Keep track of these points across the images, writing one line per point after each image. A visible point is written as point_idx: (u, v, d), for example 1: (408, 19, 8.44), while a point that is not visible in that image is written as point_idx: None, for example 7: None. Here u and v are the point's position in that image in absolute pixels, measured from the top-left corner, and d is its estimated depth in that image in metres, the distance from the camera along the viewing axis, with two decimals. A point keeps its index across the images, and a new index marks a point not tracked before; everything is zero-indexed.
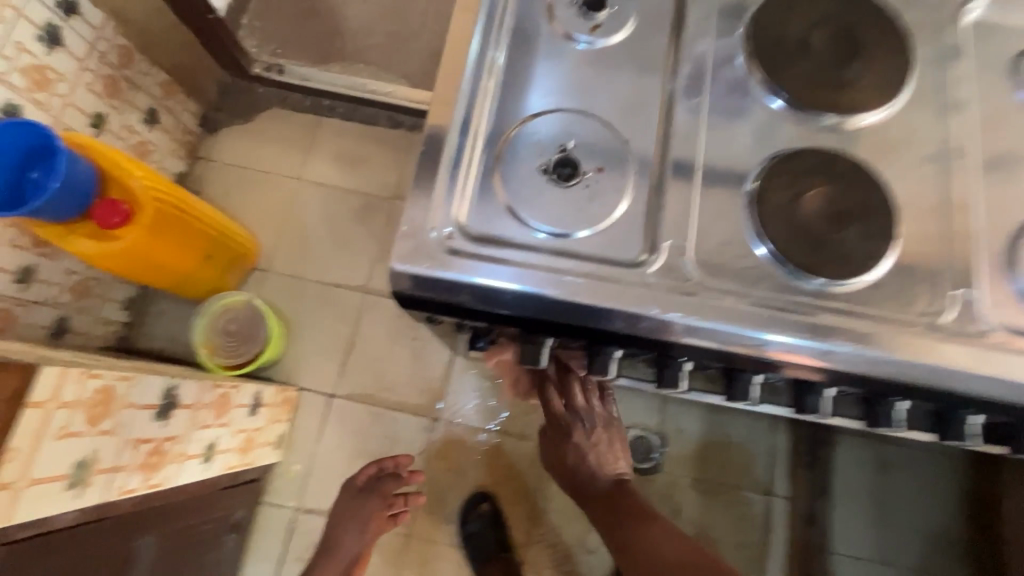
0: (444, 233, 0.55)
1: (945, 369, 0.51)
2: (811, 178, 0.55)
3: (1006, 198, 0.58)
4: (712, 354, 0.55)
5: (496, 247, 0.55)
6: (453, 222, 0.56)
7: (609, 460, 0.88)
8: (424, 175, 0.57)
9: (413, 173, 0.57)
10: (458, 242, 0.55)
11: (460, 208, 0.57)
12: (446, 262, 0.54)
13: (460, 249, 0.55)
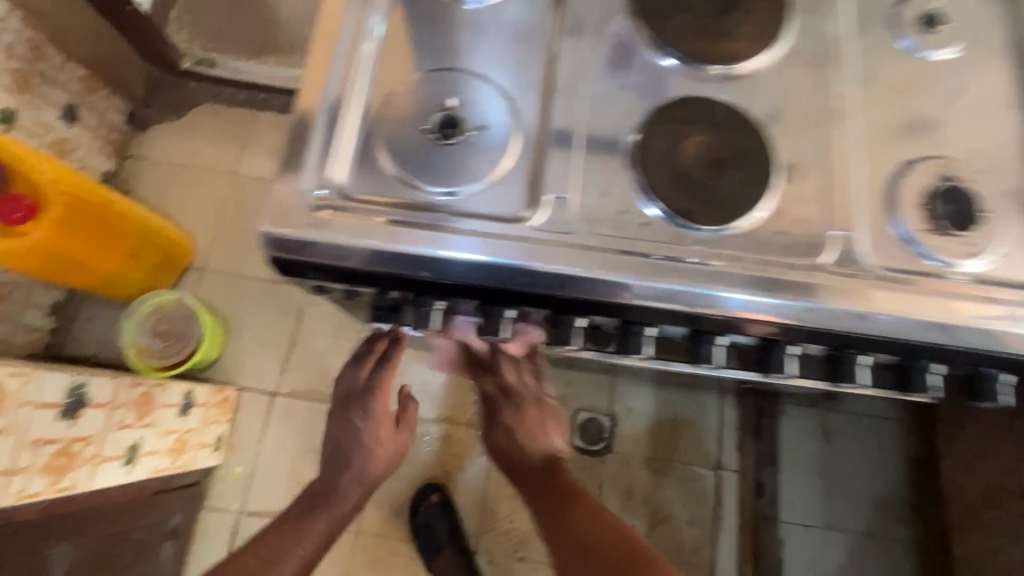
0: (319, 195, 0.53)
1: (824, 309, 0.51)
2: (693, 127, 0.55)
3: (884, 141, 0.59)
4: (598, 308, 0.53)
5: (373, 208, 0.54)
6: (329, 184, 0.54)
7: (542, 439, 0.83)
8: (299, 138, 0.55)
9: (288, 137, 0.55)
10: (332, 203, 0.53)
11: (338, 170, 0.55)
12: (321, 222, 0.52)
13: (334, 210, 0.53)
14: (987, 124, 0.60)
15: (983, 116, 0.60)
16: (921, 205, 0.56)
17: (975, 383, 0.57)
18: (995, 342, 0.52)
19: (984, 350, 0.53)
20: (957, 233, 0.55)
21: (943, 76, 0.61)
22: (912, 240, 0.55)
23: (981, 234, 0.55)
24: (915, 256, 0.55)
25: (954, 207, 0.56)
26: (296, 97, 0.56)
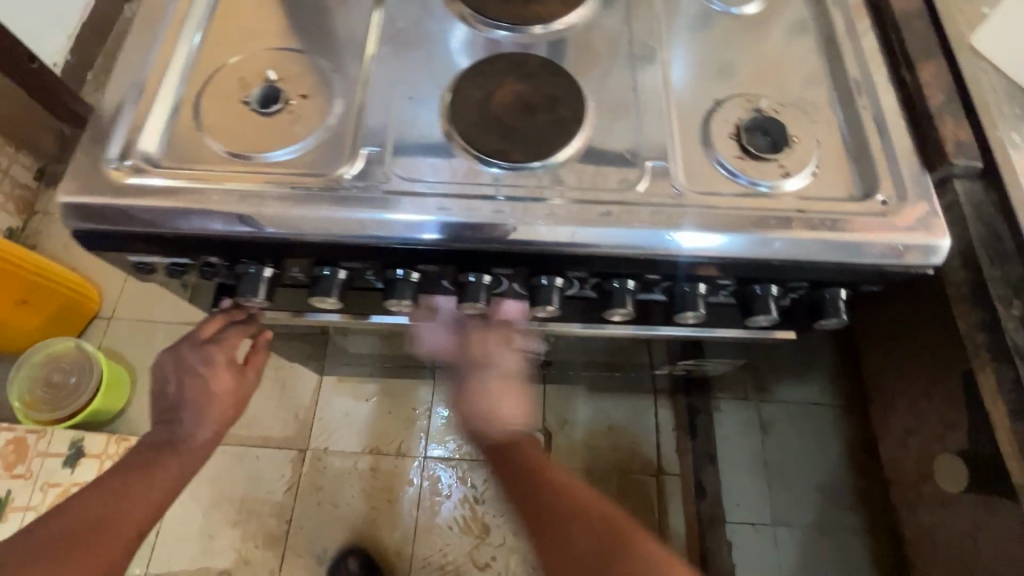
0: (120, 164, 0.53)
1: (636, 230, 0.52)
2: (503, 77, 0.57)
3: (696, 85, 0.61)
4: (418, 251, 0.53)
5: (183, 174, 0.53)
6: (136, 156, 0.53)
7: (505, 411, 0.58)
8: (111, 118, 0.55)
9: (99, 116, 0.55)
10: (138, 172, 0.53)
11: (149, 143, 0.54)
12: (120, 188, 0.51)
13: (138, 178, 0.52)
14: (793, 62, 0.63)
15: (792, 56, 0.63)
16: (735, 136, 0.58)
17: (818, 304, 0.56)
18: (813, 253, 0.52)
19: (805, 262, 0.53)
20: (772, 157, 0.57)
21: (750, 26, 0.65)
22: (736, 173, 0.56)
23: (792, 157, 0.57)
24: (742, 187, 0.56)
25: (768, 136, 0.58)
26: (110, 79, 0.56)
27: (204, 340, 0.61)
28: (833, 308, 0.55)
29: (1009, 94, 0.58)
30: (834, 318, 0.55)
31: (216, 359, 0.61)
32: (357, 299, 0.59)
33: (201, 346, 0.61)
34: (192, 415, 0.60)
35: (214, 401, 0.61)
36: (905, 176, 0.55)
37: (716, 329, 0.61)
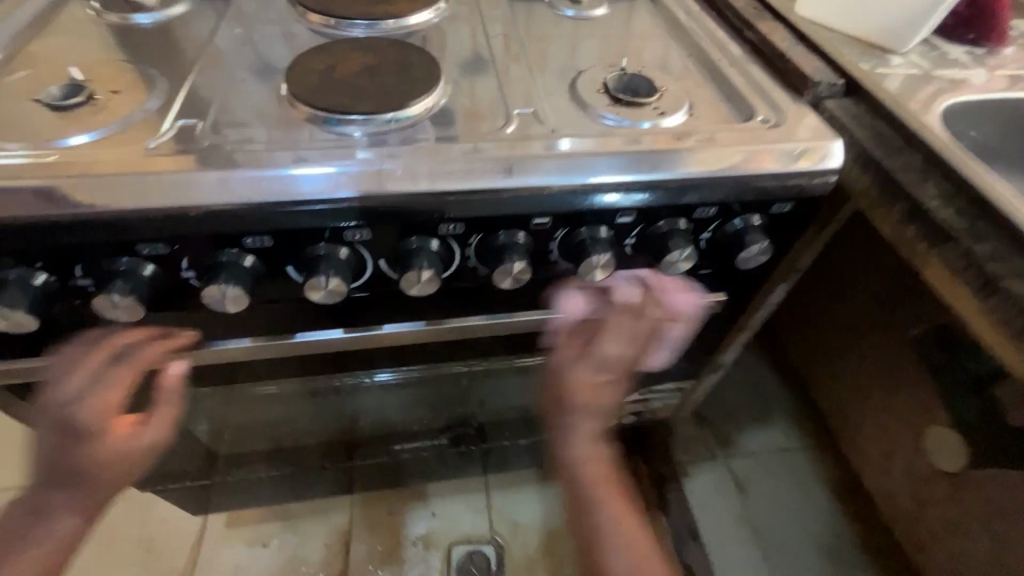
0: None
1: (509, 165, 0.44)
2: (347, 52, 0.52)
3: (554, 60, 0.60)
4: (240, 220, 0.41)
5: None
6: None
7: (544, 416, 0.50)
8: None
9: None
10: None
11: None
12: None
13: None
14: (644, 41, 0.64)
15: (641, 38, 0.65)
16: (604, 92, 0.56)
17: (735, 237, 0.49)
18: (711, 167, 0.46)
19: (708, 179, 0.46)
20: (645, 103, 0.54)
21: (597, 23, 0.68)
22: (619, 119, 0.52)
23: (663, 101, 0.55)
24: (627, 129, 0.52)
25: (636, 86, 0.56)
26: None
27: (76, 394, 0.44)
28: (752, 235, 0.49)
29: (844, 40, 0.62)
30: (755, 246, 0.48)
31: (99, 421, 0.44)
32: (174, 304, 0.46)
33: (84, 395, 0.44)
34: (55, 500, 0.44)
35: (88, 480, 0.44)
36: (776, 99, 0.53)
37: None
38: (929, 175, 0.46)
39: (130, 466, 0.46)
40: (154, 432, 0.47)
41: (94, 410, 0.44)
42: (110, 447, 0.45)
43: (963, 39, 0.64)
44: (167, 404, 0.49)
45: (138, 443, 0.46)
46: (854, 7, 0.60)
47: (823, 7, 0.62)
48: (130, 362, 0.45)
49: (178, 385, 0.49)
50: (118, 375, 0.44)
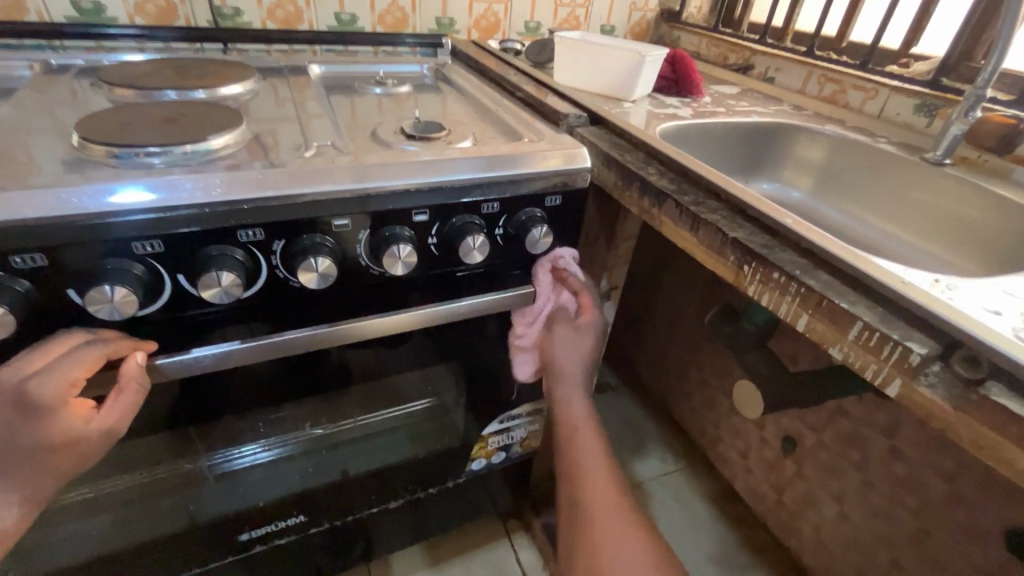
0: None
1: (305, 174, 0.49)
2: (151, 110, 0.57)
3: (360, 118, 0.70)
4: (6, 236, 0.41)
5: None
6: None
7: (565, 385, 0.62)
8: None
9: None
10: None
11: None
12: None
13: None
14: (438, 105, 0.78)
15: (436, 104, 0.79)
16: (401, 133, 0.65)
17: (519, 227, 0.58)
18: (486, 170, 0.55)
19: (485, 179, 0.55)
20: (434, 134, 0.65)
21: (400, 97, 0.81)
22: (411, 146, 0.62)
23: (450, 136, 0.66)
24: (417, 150, 0.61)
25: (427, 125, 0.67)
26: None
27: (35, 372, 0.42)
28: (531, 224, 0.58)
29: (591, 95, 0.80)
30: (535, 230, 0.58)
31: (58, 399, 0.42)
32: None
33: (47, 373, 0.42)
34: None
35: (35, 464, 0.43)
36: (537, 126, 0.67)
37: (448, 301, 0.61)
38: (649, 162, 0.60)
39: (85, 451, 0.45)
40: (110, 418, 0.46)
41: (57, 386, 0.42)
42: (65, 427, 0.43)
43: (677, 94, 0.87)
44: (130, 391, 0.47)
45: (92, 428, 0.45)
46: (590, 73, 0.81)
47: (565, 72, 0.83)
48: (103, 349, 0.45)
49: (142, 373, 0.48)
50: (88, 355, 0.44)
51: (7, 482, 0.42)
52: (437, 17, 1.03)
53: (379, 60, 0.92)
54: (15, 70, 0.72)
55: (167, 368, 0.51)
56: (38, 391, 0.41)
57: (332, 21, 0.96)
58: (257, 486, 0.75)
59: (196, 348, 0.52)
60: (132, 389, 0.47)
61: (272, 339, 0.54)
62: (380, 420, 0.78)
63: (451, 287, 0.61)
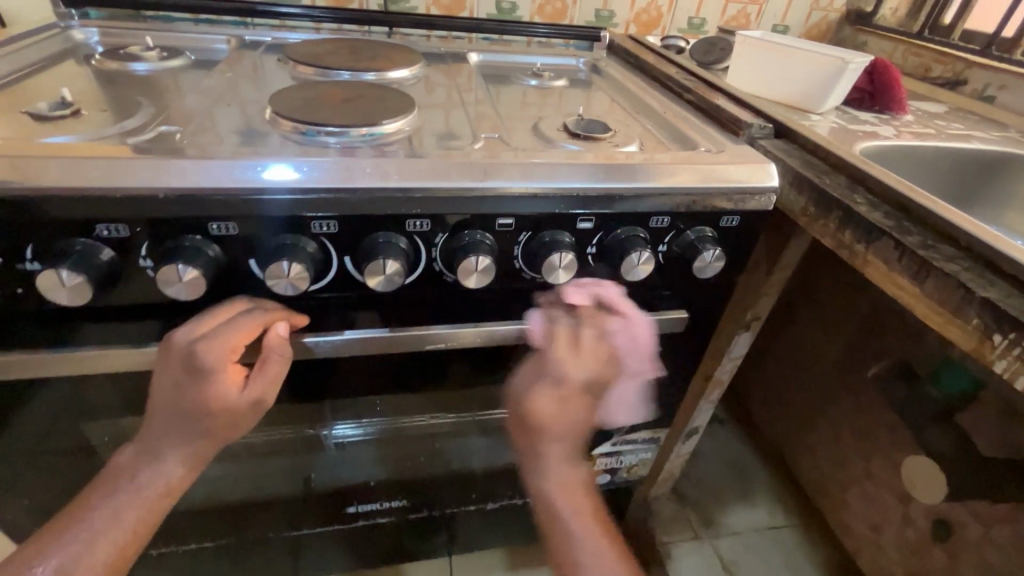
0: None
1: (480, 168, 0.47)
2: (331, 88, 0.59)
3: (519, 111, 0.68)
4: (208, 203, 0.42)
5: None
6: None
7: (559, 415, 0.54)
8: None
9: None
10: None
11: None
12: None
13: None
14: (597, 103, 0.74)
15: (595, 102, 0.74)
16: (563, 130, 0.62)
17: (686, 245, 0.53)
18: (663, 180, 0.50)
19: (661, 190, 0.50)
20: (598, 135, 0.60)
21: (557, 91, 0.78)
22: (574, 145, 0.58)
23: (615, 137, 0.61)
24: (583, 149, 0.57)
25: (591, 123, 0.63)
26: None
27: (202, 336, 0.45)
28: (700, 243, 0.52)
29: (771, 104, 0.71)
30: (705, 250, 0.52)
31: (219, 363, 0.46)
32: (137, 290, 0.46)
33: (212, 337, 0.45)
34: (166, 436, 0.47)
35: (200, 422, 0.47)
36: (714, 135, 0.60)
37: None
38: (854, 188, 0.51)
39: (237, 416, 0.48)
40: (257, 387, 0.48)
41: (217, 352, 0.45)
42: (223, 393, 0.47)
43: (871, 110, 0.75)
44: (276, 361, 0.49)
45: (242, 395, 0.48)
46: (772, 78, 0.72)
47: (741, 75, 0.74)
48: (259, 317, 0.47)
49: (285, 344, 0.49)
50: (246, 325, 0.46)
51: (180, 438, 0.47)
52: (597, 9, 0.98)
53: (535, 51, 0.89)
54: (215, 43, 0.78)
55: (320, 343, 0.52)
56: (205, 354, 0.45)
57: (493, 10, 0.95)
58: (355, 465, 0.75)
59: (349, 330, 0.53)
60: (278, 359, 0.49)
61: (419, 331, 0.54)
62: (485, 420, 0.74)
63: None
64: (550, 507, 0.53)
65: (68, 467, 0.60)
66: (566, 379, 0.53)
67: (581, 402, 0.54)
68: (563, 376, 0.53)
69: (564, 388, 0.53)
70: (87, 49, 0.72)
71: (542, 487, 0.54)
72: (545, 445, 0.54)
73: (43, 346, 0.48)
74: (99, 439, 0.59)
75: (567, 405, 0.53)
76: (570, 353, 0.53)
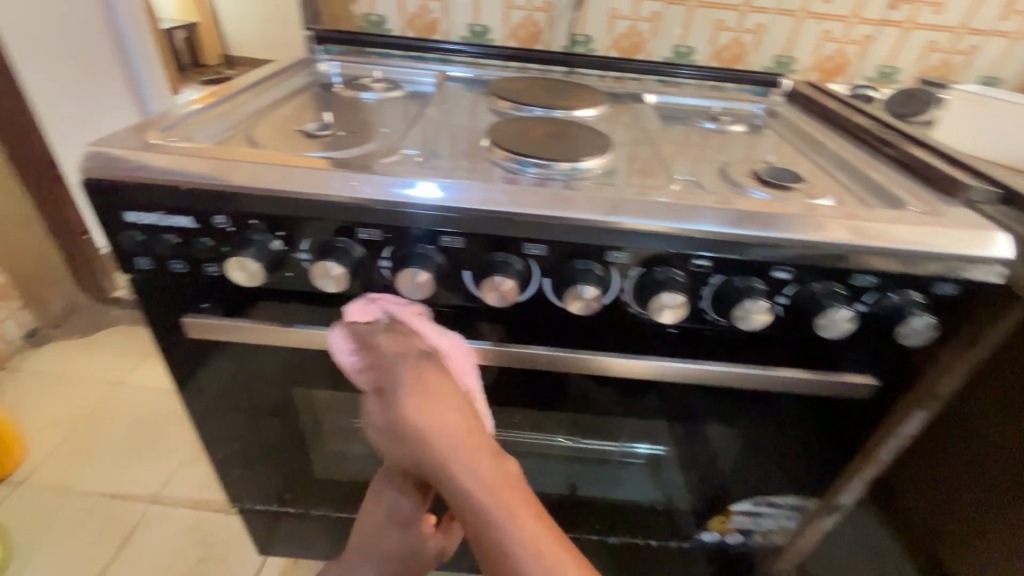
0: (164, 134, 0.55)
1: (686, 210, 0.48)
2: (535, 124, 0.65)
3: (701, 156, 0.69)
4: (444, 219, 0.48)
5: (226, 147, 0.55)
6: (184, 137, 0.56)
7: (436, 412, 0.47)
8: (183, 119, 0.60)
9: (172, 116, 0.60)
10: (185, 141, 0.55)
11: (197, 132, 0.59)
12: (156, 145, 0.51)
13: (182, 143, 0.53)
14: (778, 154, 0.73)
15: (775, 153, 0.74)
16: (751, 177, 0.62)
17: (890, 308, 0.50)
18: (875, 239, 0.48)
19: (869, 249, 0.48)
20: (794, 185, 0.60)
21: (734, 138, 0.78)
22: (767, 193, 0.58)
23: (810, 190, 0.60)
24: (778, 198, 0.57)
25: (783, 172, 0.62)
26: (188, 103, 0.64)
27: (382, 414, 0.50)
28: (907, 308, 0.49)
29: (989, 166, 0.65)
30: (913, 315, 0.49)
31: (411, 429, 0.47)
32: (367, 288, 0.53)
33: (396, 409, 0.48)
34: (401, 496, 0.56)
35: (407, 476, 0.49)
36: (926, 197, 0.57)
37: (764, 367, 0.57)
38: None
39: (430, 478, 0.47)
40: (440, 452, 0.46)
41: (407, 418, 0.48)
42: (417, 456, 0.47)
43: None
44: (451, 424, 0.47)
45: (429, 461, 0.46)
46: (996, 141, 0.71)
47: (955, 134, 0.75)
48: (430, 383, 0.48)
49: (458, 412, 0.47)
50: (419, 393, 0.48)
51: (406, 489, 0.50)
52: (778, 55, 0.96)
53: (709, 97, 0.90)
54: (423, 77, 0.90)
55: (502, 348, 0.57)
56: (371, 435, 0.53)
57: (669, 53, 0.97)
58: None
59: (537, 344, 0.57)
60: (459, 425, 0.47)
61: (591, 356, 0.56)
62: (624, 449, 0.75)
63: (773, 353, 0.56)
64: (464, 507, 0.43)
65: (275, 424, 0.71)
66: (405, 384, 0.48)
67: (449, 400, 0.48)
68: (404, 382, 0.49)
69: (399, 404, 0.48)
70: (327, 79, 0.86)
71: (450, 497, 0.45)
72: (421, 454, 0.46)
73: (287, 323, 0.57)
74: (301, 405, 0.69)
75: (417, 404, 0.47)
76: (391, 355, 0.50)
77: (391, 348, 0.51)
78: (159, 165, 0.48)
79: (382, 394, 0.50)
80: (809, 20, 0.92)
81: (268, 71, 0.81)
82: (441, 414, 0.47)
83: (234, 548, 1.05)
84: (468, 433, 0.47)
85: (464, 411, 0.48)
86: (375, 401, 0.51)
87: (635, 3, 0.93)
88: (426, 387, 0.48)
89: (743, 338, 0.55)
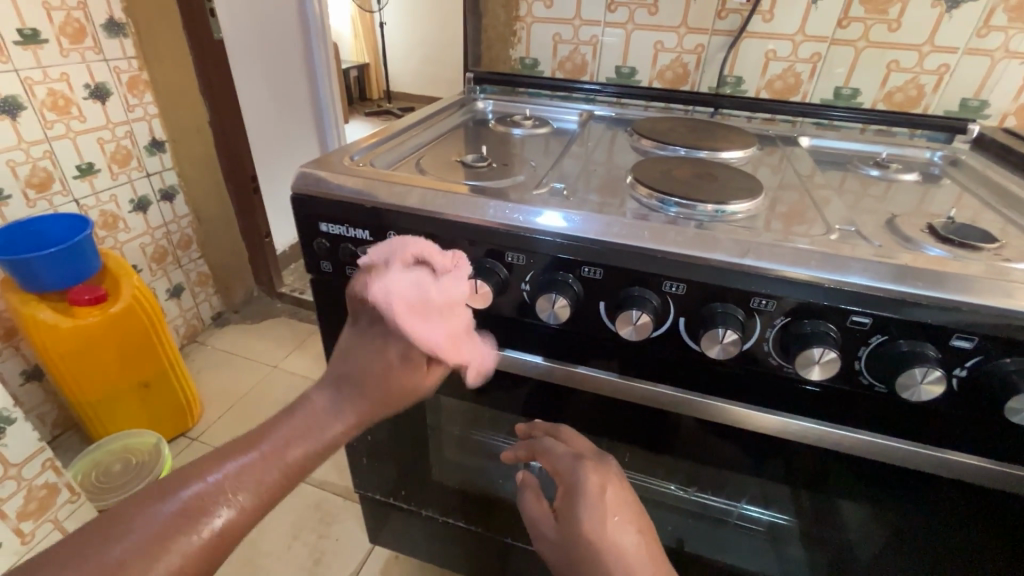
0: (355, 159, 0.66)
1: (845, 262, 0.46)
2: (680, 165, 0.66)
3: (862, 206, 0.64)
4: (588, 250, 0.51)
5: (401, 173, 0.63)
6: (368, 162, 0.66)
7: (581, 474, 0.49)
8: (368, 145, 0.71)
9: (361, 142, 0.71)
10: (368, 165, 0.64)
11: (378, 158, 0.69)
12: (349, 168, 0.61)
13: (368, 167, 0.63)
14: (960, 211, 0.65)
15: (954, 208, 0.66)
16: (926, 231, 0.56)
17: None
18: None
19: None
20: (983, 244, 0.53)
21: (903, 188, 0.71)
22: (948, 250, 0.52)
23: (1003, 251, 0.53)
24: (961, 257, 0.51)
25: (968, 228, 0.55)
26: (371, 133, 0.75)
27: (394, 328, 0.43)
28: None
29: None
30: None
31: (561, 483, 0.50)
32: (506, 308, 0.57)
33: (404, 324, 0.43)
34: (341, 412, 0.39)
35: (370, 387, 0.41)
36: None
37: (930, 447, 0.50)
38: None
39: (560, 528, 0.47)
40: (570, 504, 0.47)
41: (558, 470, 0.52)
42: (559, 507, 0.48)
43: None
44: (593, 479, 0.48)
45: (562, 512, 0.47)
46: None
47: None
48: (569, 451, 0.53)
49: (596, 473, 0.49)
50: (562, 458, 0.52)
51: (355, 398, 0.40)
52: (965, 98, 0.85)
53: (874, 143, 0.83)
54: (568, 114, 0.95)
55: (626, 383, 0.57)
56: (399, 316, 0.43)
57: (830, 95, 0.92)
58: None
59: (661, 384, 0.57)
60: (598, 479, 0.48)
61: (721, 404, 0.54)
62: (739, 510, 0.69)
63: (944, 433, 0.49)
64: None
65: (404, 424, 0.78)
66: (589, 491, 0.47)
67: (591, 465, 0.50)
68: (587, 489, 0.47)
69: (554, 463, 0.53)
70: (482, 115, 0.95)
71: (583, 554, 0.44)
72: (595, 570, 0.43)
73: None
74: (428, 410, 0.75)
75: (591, 510, 0.45)
76: (569, 458, 0.52)
77: (561, 452, 0.53)
78: (352, 185, 0.57)
79: (562, 493, 0.49)
80: (1010, 61, 0.81)
81: (435, 106, 0.92)
82: (588, 474, 0.48)
83: (347, 532, 1.16)
84: (622, 499, 0.46)
85: (645, 533, 0.45)
86: (554, 503, 0.50)
87: (796, 45, 0.90)
88: (575, 457, 0.52)
89: (906, 408, 0.49)
